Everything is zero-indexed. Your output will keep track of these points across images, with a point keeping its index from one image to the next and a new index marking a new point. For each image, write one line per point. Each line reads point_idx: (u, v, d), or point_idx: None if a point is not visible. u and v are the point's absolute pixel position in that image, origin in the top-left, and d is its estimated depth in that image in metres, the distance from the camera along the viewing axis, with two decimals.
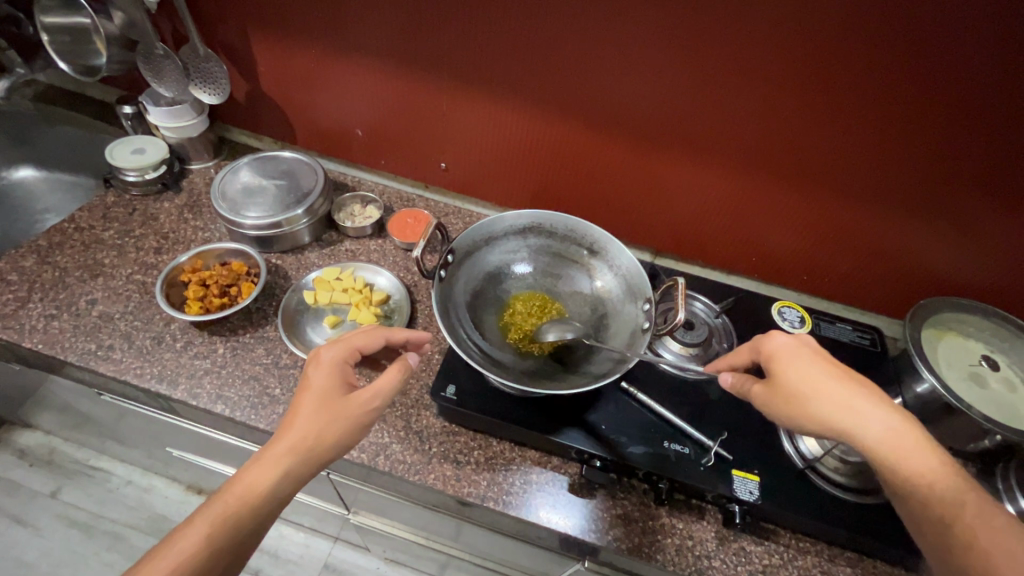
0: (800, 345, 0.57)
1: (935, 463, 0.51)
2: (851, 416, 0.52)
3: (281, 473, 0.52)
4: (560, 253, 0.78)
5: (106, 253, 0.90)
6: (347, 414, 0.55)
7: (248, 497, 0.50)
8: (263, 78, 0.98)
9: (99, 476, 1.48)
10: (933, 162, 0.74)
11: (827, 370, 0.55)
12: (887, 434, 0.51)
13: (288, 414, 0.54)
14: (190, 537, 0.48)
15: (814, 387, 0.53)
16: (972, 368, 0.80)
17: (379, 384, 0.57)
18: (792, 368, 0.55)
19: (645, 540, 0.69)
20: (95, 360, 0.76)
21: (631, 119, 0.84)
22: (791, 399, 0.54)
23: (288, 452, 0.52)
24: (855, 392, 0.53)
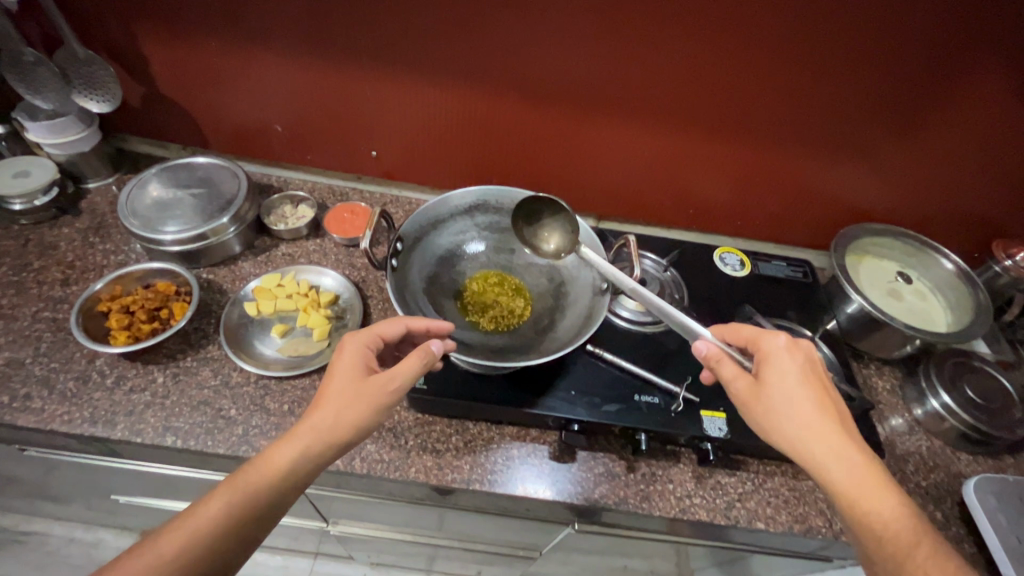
0: (794, 354, 0.60)
1: (890, 507, 0.52)
2: (812, 435, 0.55)
3: (302, 449, 0.53)
4: (552, 217, 0.74)
5: (2, 292, 0.79)
6: (366, 396, 0.56)
7: (269, 471, 0.52)
8: (158, 80, 0.88)
9: (36, 540, 1.34)
10: (844, 101, 0.81)
11: (808, 383, 0.58)
12: (849, 472, 0.53)
13: (316, 396, 0.56)
14: (215, 505, 0.50)
15: (786, 393, 0.57)
16: (889, 285, 0.89)
17: (398, 367, 0.57)
18: (772, 370, 0.59)
19: (630, 491, 0.72)
20: (10, 414, 0.67)
21: (566, 85, 0.84)
22: (766, 397, 0.57)
23: (309, 430, 0.54)
24: (831, 426, 0.55)
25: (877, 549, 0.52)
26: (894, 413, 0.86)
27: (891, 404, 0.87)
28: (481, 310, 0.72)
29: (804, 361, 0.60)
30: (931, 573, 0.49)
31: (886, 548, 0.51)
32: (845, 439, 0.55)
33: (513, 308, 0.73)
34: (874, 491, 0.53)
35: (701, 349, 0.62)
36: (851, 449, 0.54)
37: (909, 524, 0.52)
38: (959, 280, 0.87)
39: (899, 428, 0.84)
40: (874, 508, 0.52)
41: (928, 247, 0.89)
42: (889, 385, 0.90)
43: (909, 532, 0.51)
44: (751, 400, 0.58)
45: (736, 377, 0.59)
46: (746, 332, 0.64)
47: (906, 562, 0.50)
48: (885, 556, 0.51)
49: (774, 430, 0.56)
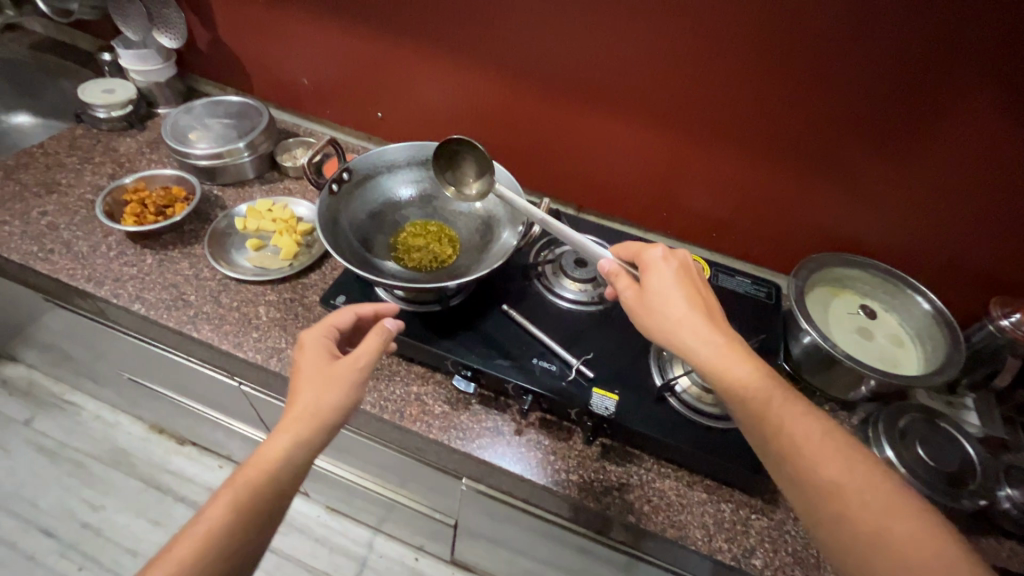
0: (668, 261, 0.63)
1: (753, 370, 0.53)
2: (685, 327, 0.56)
3: (292, 439, 0.54)
4: (477, 168, 0.75)
5: (65, 174, 0.99)
6: (340, 376, 0.57)
7: (267, 466, 0.53)
8: (220, 28, 1.06)
9: (70, 410, 1.57)
10: (823, 103, 0.77)
11: (682, 284, 0.60)
12: (715, 351, 0.55)
13: (291, 390, 0.57)
14: (217, 516, 0.50)
15: (663, 294, 0.59)
16: (859, 323, 0.82)
17: (360, 347, 0.59)
18: (654, 276, 0.61)
19: (510, 450, 0.73)
20: (34, 260, 0.84)
21: (546, 65, 0.89)
22: (649, 301, 0.60)
23: (295, 425, 0.54)
24: (697, 314, 0.57)
25: (742, 408, 0.52)
26: None
27: None
28: (409, 250, 0.77)
29: (680, 267, 0.62)
30: (787, 420, 0.50)
31: (749, 405, 0.52)
32: (710, 325, 0.57)
33: (439, 254, 0.77)
34: (733, 357, 0.54)
35: (605, 266, 0.64)
36: (715, 333, 0.56)
37: (768, 382, 0.53)
38: (936, 325, 0.79)
39: None
40: (738, 372, 0.53)
41: (907, 287, 0.82)
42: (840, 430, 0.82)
43: (765, 382, 0.52)
44: (635, 307, 0.60)
45: (628, 287, 0.62)
46: (633, 248, 0.66)
47: (767, 409, 0.51)
48: (749, 411, 0.52)
49: (656, 327, 0.58)
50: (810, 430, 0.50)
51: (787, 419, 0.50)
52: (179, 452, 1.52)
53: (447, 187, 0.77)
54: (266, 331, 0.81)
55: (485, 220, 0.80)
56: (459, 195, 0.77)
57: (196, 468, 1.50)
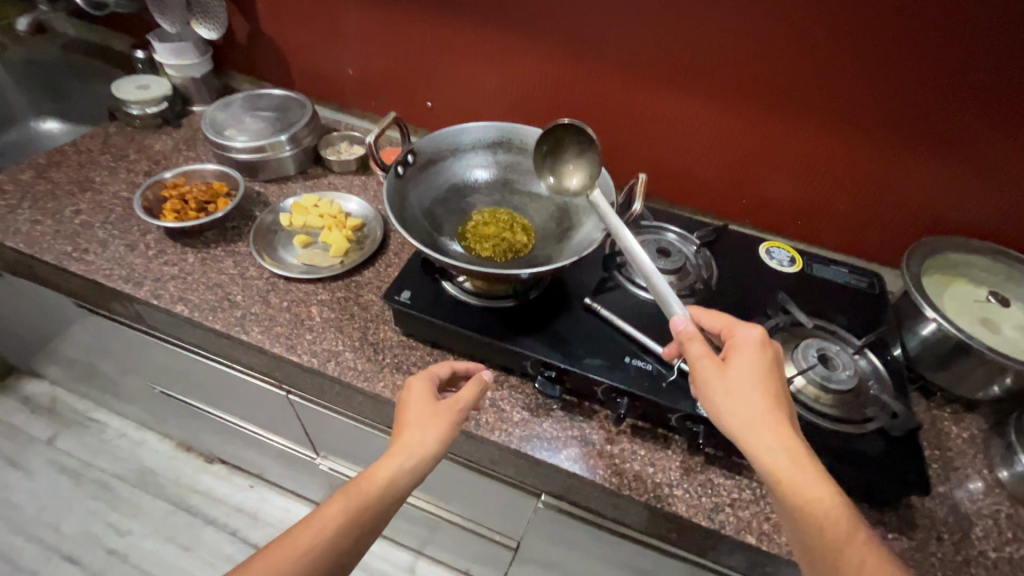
0: (762, 348, 0.52)
1: (834, 503, 0.46)
2: (768, 432, 0.47)
3: (398, 466, 0.54)
4: (576, 155, 0.69)
5: (99, 172, 0.93)
6: (443, 416, 0.58)
7: (372, 490, 0.53)
8: (260, 17, 1.00)
9: (94, 427, 1.49)
10: (939, 64, 0.68)
11: (773, 379, 0.51)
12: (797, 470, 0.46)
13: (397, 423, 0.58)
14: (317, 529, 0.51)
15: (750, 385, 0.50)
16: (983, 314, 0.73)
17: (462, 394, 0.60)
18: (741, 359, 0.51)
19: (602, 462, 0.64)
20: (68, 260, 0.78)
21: (614, 38, 0.82)
22: (730, 384, 0.50)
23: (397, 455, 0.55)
24: (785, 422, 0.48)
25: (812, 539, 0.46)
26: (969, 470, 0.68)
27: (967, 456, 0.70)
28: (480, 239, 0.70)
29: (775, 358, 0.53)
30: (867, 564, 0.44)
31: (822, 535, 0.45)
32: (796, 436, 0.48)
33: (514, 244, 0.70)
34: (819, 485, 0.46)
35: (677, 324, 0.53)
36: (801, 447, 0.48)
37: (848, 520, 0.46)
38: None
39: (972, 488, 0.66)
40: (818, 504, 0.45)
41: None
42: (968, 434, 0.72)
43: (847, 522, 0.45)
44: (710, 383, 0.50)
45: (705, 357, 0.51)
46: (722, 318, 0.57)
47: (842, 554, 0.45)
48: (819, 546, 0.45)
49: (732, 418, 0.48)
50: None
51: (866, 568, 0.44)
52: (208, 471, 1.44)
53: (547, 178, 0.71)
54: (321, 332, 0.73)
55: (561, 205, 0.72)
56: (558, 188, 0.71)
57: (226, 488, 1.41)
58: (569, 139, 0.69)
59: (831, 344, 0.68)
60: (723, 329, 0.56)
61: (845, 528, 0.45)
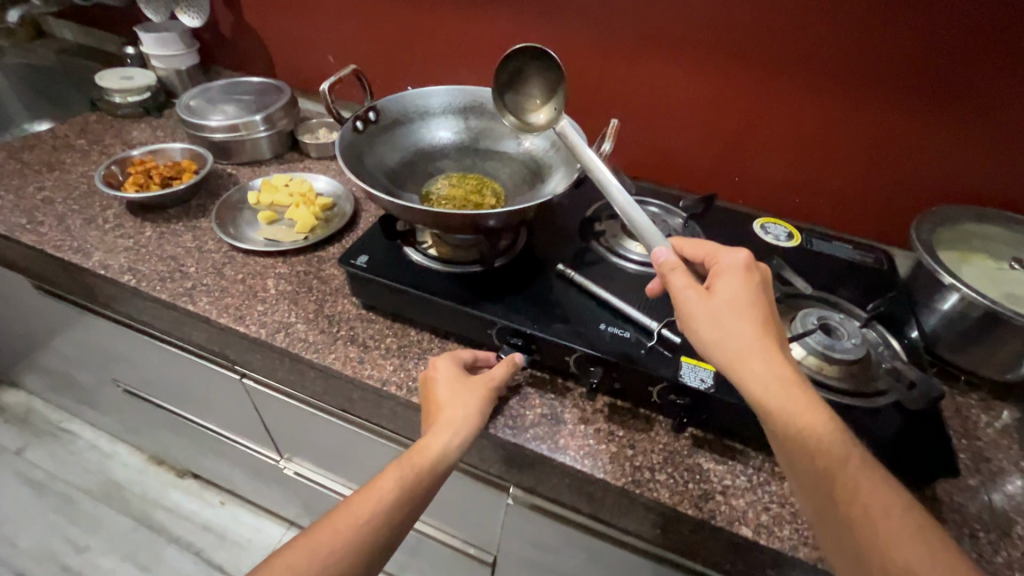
0: (745, 271, 0.48)
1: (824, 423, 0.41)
2: (751, 354, 0.43)
3: (447, 443, 0.51)
4: (545, 92, 0.64)
5: (71, 155, 0.91)
6: (483, 392, 0.55)
7: (421, 467, 0.49)
8: (244, 7, 1.00)
9: (65, 438, 1.43)
10: (942, 9, 0.63)
11: (759, 302, 0.46)
12: (782, 392, 0.42)
13: (434, 400, 0.54)
14: (365, 513, 0.46)
15: (732, 308, 0.45)
16: (1006, 287, 0.65)
17: (498, 374, 0.57)
18: (725, 284, 0.47)
19: (574, 442, 0.56)
20: (20, 232, 0.74)
21: (593, 6, 0.79)
22: (714, 311, 0.45)
23: (444, 432, 0.51)
24: (769, 343, 0.44)
25: (801, 468, 0.41)
26: (1004, 462, 0.59)
27: (1000, 447, 0.60)
28: (444, 199, 0.65)
29: (762, 284, 0.48)
30: (862, 486, 0.39)
31: (812, 461, 0.40)
32: (781, 357, 0.44)
33: (480, 204, 0.65)
34: (805, 406, 0.42)
35: (660, 256, 0.49)
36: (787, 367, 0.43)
37: (841, 439, 0.41)
38: None
39: (1009, 484, 0.57)
40: (808, 429, 0.41)
41: None
42: (1000, 423, 0.63)
43: (838, 444, 0.41)
44: (690, 310, 0.46)
45: (688, 286, 0.47)
46: (703, 245, 0.52)
47: (834, 482, 0.40)
48: (809, 475, 0.41)
49: (716, 345, 0.44)
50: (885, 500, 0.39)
51: (860, 494, 0.39)
52: (179, 486, 1.36)
53: (508, 115, 0.66)
54: (274, 304, 0.68)
55: (532, 166, 0.68)
56: (521, 126, 0.66)
57: (195, 505, 1.32)
58: (532, 68, 0.64)
59: (833, 314, 0.60)
60: (705, 258, 0.52)
61: (838, 450, 0.41)
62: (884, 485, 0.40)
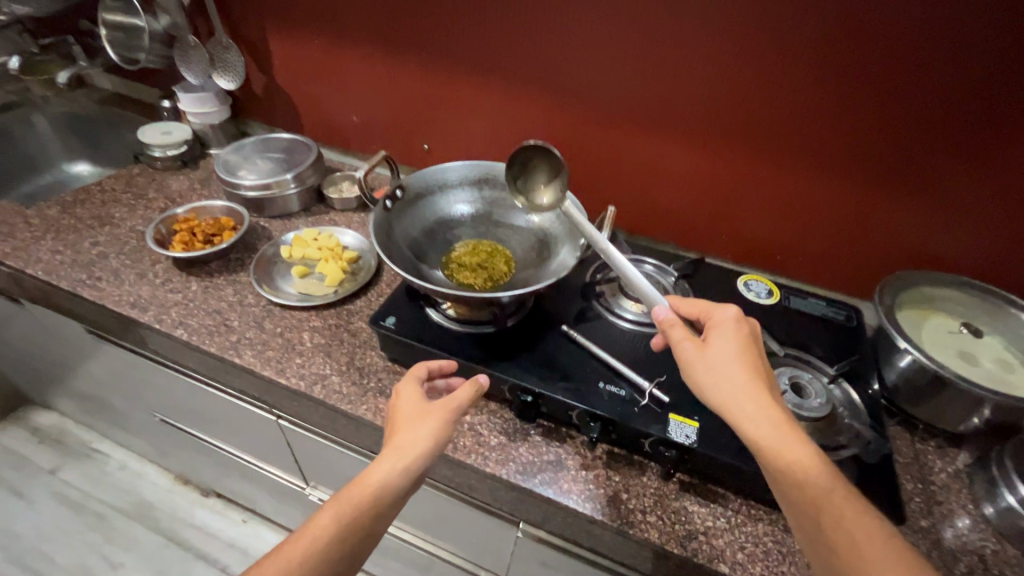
0: (736, 323, 0.56)
1: (809, 454, 0.47)
2: (744, 396, 0.50)
3: (389, 469, 0.53)
4: (549, 176, 0.71)
5: (119, 208, 1.00)
6: (435, 416, 0.57)
7: (363, 494, 0.52)
8: (276, 70, 1.09)
9: (97, 459, 1.53)
10: (907, 100, 0.71)
11: (749, 352, 0.54)
12: (771, 429, 0.48)
13: (390, 427, 0.58)
14: (312, 540, 0.50)
15: (726, 357, 0.53)
16: (960, 347, 0.74)
17: (455, 397, 0.59)
18: (718, 337, 0.55)
19: (576, 487, 0.65)
20: (82, 287, 0.83)
21: (595, 82, 0.88)
22: (709, 361, 0.53)
23: (389, 456, 0.54)
24: (757, 384, 0.51)
25: (791, 495, 0.47)
26: (955, 505, 0.67)
27: (951, 491, 0.69)
28: (461, 269, 0.73)
29: (750, 335, 0.56)
30: (845, 511, 0.45)
31: (802, 490, 0.46)
32: (769, 397, 0.51)
33: (493, 272, 0.73)
34: (793, 440, 0.48)
35: (659, 313, 0.57)
36: (774, 407, 0.50)
37: (826, 471, 0.47)
38: None
39: (958, 526, 0.65)
40: (796, 463, 0.47)
41: (1009, 306, 0.74)
42: (953, 468, 0.71)
43: (823, 475, 0.47)
44: (691, 360, 0.53)
45: (685, 338, 0.55)
46: (698, 303, 0.60)
47: (822, 506, 0.45)
48: (797, 501, 0.46)
49: (714, 390, 0.51)
50: (864, 524, 0.44)
51: (845, 520, 0.45)
52: (204, 505, 1.45)
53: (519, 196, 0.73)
54: (310, 356, 0.76)
55: (538, 236, 0.76)
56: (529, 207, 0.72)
57: (220, 523, 1.42)
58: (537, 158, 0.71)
59: (804, 373, 0.69)
60: (700, 313, 0.59)
61: (821, 479, 0.47)
62: (867, 512, 0.45)
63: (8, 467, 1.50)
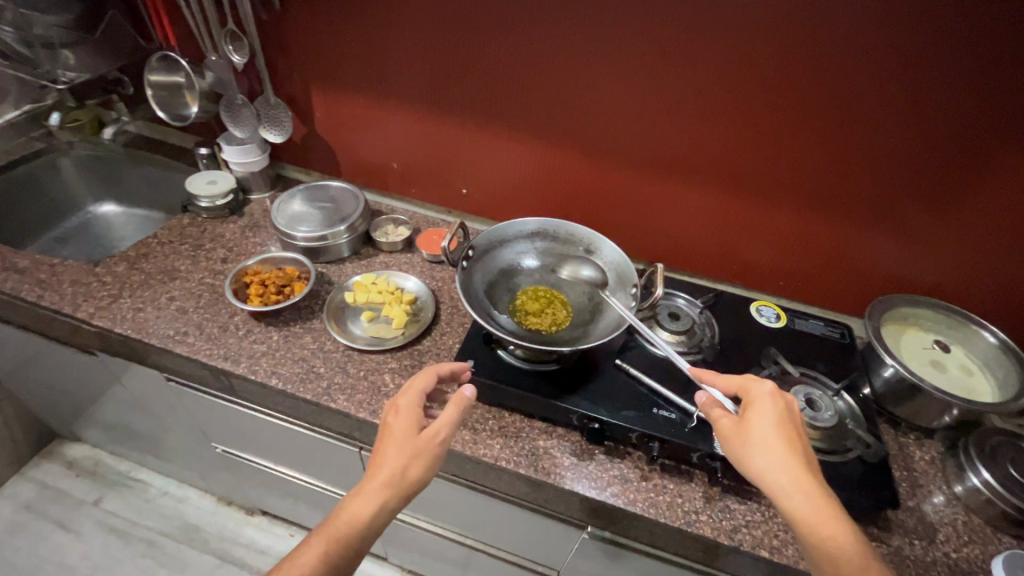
0: (774, 403, 0.68)
1: (839, 529, 0.59)
2: (779, 470, 0.62)
3: (377, 505, 0.62)
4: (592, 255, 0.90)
5: (182, 261, 1.07)
6: (423, 451, 0.65)
7: (353, 524, 0.61)
8: (318, 123, 1.17)
9: (137, 487, 1.59)
10: (886, 165, 0.87)
11: (784, 428, 0.66)
12: (803, 501, 0.60)
13: (378, 454, 0.65)
14: (305, 563, 0.59)
15: (763, 434, 0.65)
16: (931, 356, 0.91)
17: (443, 421, 0.67)
18: (755, 413, 0.68)
19: (640, 495, 0.79)
20: (173, 343, 0.91)
21: (623, 141, 1.00)
22: (747, 437, 0.66)
23: (376, 491, 0.62)
24: (793, 461, 0.63)
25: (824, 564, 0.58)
26: (932, 486, 0.85)
27: (929, 476, 0.86)
28: (529, 313, 0.84)
29: (786, 411, 0.68)
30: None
31: (833, 560, 0.57)
32: (804, 471, 0.62)
33: (555, 314, 0.85)
34: (824, 514, 0.59)
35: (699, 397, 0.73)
36: (808, 481, 0.62)
37: (855, 545, 0.58)
38: (1005, 356, 0.87)
39: (934, 500, 0.83)
40: (827, 532, 0.59)
41: (971, 322, 0.91)
42: (929, 457, 0.89)
43: (851, 546, 0.58)
44: (732, 435, 0.67)
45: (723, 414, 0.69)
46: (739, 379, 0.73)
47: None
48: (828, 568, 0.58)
49: (753, 463, 0.64)
50: None
51: None
52: (250, 523, 1.53)
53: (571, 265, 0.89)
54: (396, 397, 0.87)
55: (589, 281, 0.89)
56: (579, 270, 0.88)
57: (267, 539, 1.51)
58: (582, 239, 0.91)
59: (815, 389, 0.84)
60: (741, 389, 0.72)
61: (849, 551, 0.57)
62: None
63: (48, 501, 1.54)
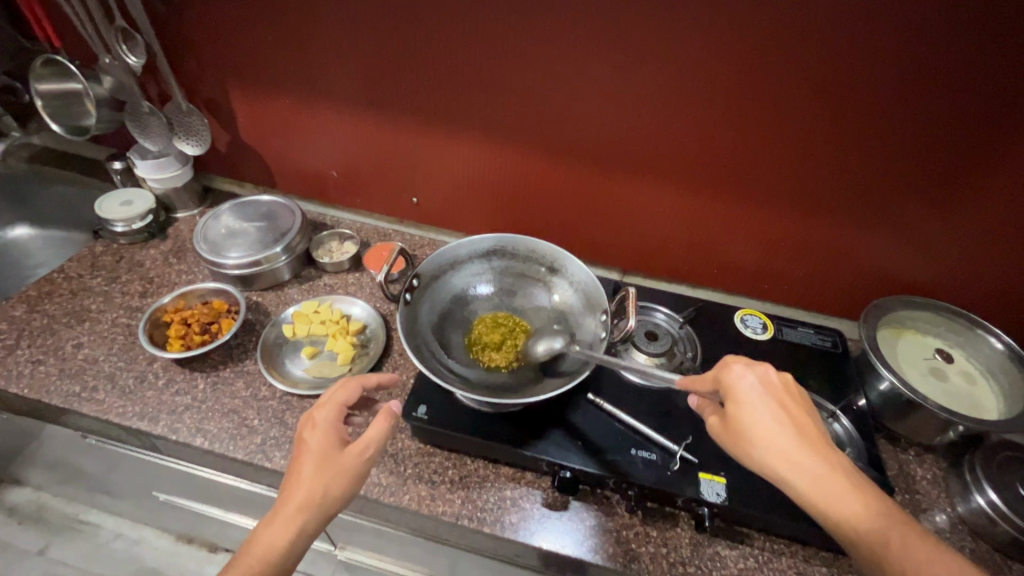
0: (754, 382, 0.57)
1: (862, 505, 0.50)
2: (781, 459, 0.53)
3: (294, 534, 0.52)
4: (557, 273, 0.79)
5: (93, 299, 0.93)
6: (346, 469, 0.56)
7: (266, 559, 0.51)
8: (243, 130, 1.04)
9: (87, 531, 1.47)
10: (877, 157, 0.76)
11: (775, 408, 0.55)
12: (815, 487, 0.51)
13: (291, 476, 0.55)
14: None
15: (753, 423, 0.55)
16: (929, 363, 0.83)
17: (370, 433, 0.57)
18: (737, 402, 0.56)
19: (619, 549, 0.70)
20: (79, 402, 0.79)
21: (582, 140, 0.88)
22: (738, 432, 0.55)
23: (290, 520, 0.52)
24: (792, 444, 0.53)
25: (857, 549, 0.50)
26: (935, 508, 0.78)
27: (931, 496, 0.79)
28: (486, 348, 0.75)
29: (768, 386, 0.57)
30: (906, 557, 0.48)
31: (865, 547, 0.49)
32: (805, 451, 0.53)
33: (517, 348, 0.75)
34: (840, 494, 0.50)
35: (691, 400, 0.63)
36: (813, 461, 0.52)
37: (880, 517, 0.50)
38: (1010, 363, 0.79)
39: (937, 525, 0.76)
40: (850, 514, 0.50)
41: (975, 326, 0.83)
42: (931, 474, 0.82)
43: (876, 522, 0.49)
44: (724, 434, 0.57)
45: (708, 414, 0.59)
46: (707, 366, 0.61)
47: (886, 555, 0.48)
48: (861, 552, 0.49)
49: (753, 460, 0.54)
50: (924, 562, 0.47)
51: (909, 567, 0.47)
52: (213, 562, 1.43)
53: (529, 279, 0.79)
54: None
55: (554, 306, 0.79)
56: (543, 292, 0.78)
57: None
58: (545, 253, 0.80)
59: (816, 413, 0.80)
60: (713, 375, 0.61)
61: (877, 527, 0.49)
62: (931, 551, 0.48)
63: None
